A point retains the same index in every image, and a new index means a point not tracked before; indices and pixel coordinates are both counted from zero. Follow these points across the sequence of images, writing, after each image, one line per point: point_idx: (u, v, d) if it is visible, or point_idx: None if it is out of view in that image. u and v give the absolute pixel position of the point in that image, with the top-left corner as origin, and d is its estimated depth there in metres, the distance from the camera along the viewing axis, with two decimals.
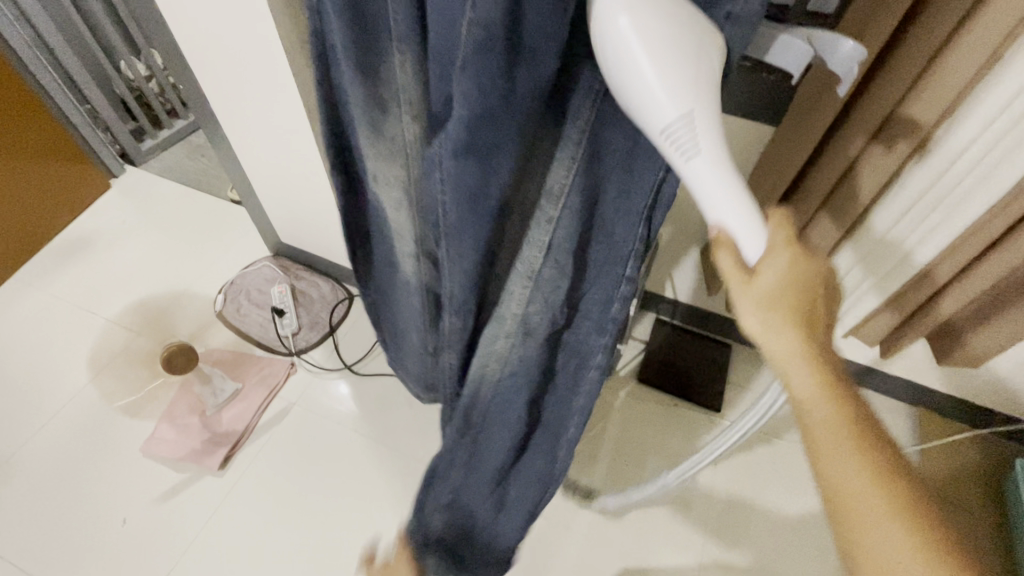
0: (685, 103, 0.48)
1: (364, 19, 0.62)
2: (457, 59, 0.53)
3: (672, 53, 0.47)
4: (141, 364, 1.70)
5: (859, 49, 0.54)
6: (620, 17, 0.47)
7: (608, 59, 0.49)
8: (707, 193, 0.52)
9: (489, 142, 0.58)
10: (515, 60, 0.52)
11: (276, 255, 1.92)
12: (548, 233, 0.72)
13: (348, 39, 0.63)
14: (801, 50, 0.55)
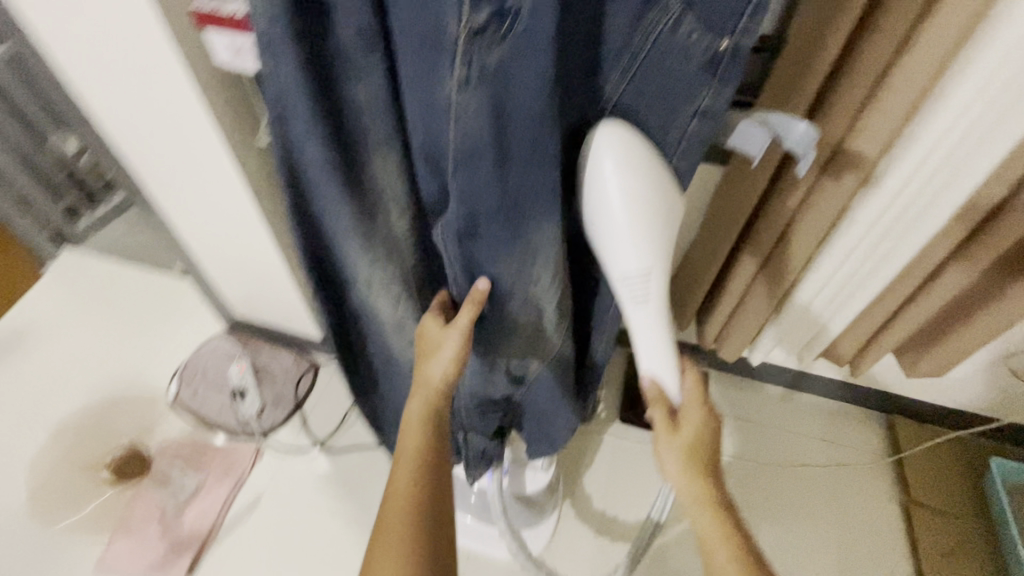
0: (642, 245, 0.66)
1: (343, 132, 0.66)
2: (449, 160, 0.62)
3: (642, 205, 0.64)
4: (88, 469, 1.55)
5: (813, 130, 0.65)
6: (611, 166, 0.62)
7: (595, 192, 0.65)
8: (641, 317, 0.74)
9: (488, 227, 0.67)
10: (503, 158, 0.60)
11: (232, 329, 1.79)
12: (542, 288, 0.78)
13: (329, 166, 0.66)
14: (760, 134, 0.67)
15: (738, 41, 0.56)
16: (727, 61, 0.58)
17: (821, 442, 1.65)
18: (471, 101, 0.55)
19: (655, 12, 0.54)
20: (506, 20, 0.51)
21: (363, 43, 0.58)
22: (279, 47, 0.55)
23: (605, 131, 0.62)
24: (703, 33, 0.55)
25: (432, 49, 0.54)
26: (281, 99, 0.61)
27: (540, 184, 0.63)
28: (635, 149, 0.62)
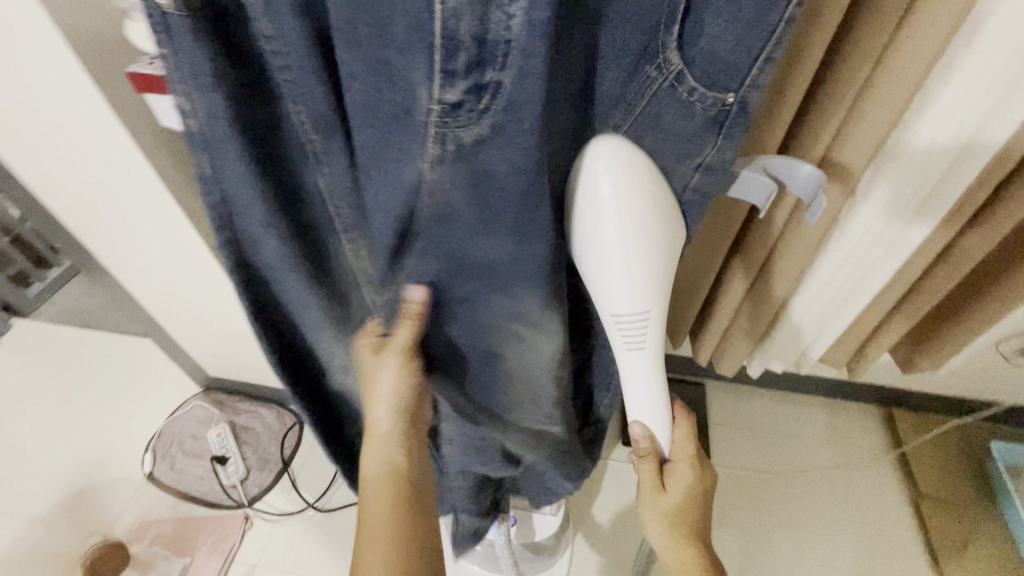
0: (638, 282, 0.56)
1: (292, 205, 0.61)
2: (429, 228, 0.55)
3: (642, 235, 0.54)
4: (58, 565, 1.42)
5: (817, 174, 0.59)
6: (608, 195, 0.53)
7: (588, 216, 0.54)
8: (637, 370, 0.62)
9: (463, 287, 0.63)
10: (475, 223, 0.54)
11: (207, 389, 1.66)
12: (529, 337, 0.70)
13: (291, 257, 0.63)
14: (766, 184, 0.61)
15: (747, 95, 0.50)
16: (734, 117, 0.52)
17: (825, 442, 1.58)
18: (438, 173, 0.49)
19: (656, 68, 0.51)
20: (487, 95, 0.45)
21: (316, 126, 0.53)
22: (215, 127, 0.50)
23: (602, 152, 0.53)
24: (705, 91, 0.50)
25: (387, 125, 0.49)
26: (215, 181, 0.55)
27: (513, 251, 0.57)
28: (639, 175, 0.53)
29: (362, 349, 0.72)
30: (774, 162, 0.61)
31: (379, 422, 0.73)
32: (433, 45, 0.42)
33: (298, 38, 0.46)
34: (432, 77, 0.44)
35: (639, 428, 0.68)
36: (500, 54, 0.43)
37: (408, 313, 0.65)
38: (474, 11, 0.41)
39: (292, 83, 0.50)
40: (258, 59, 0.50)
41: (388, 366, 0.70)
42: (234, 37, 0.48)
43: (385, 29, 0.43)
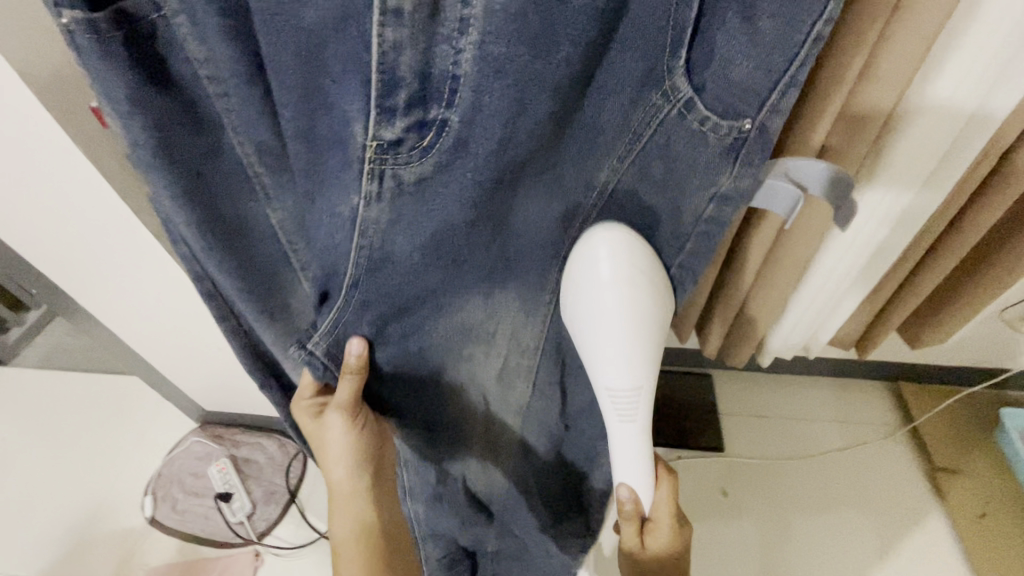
0: (637, 390, 0.40)
1: (259, 273, 0.45)
2: (372, 306, 0.36)
3: (646, 334, 0.40)
4: None
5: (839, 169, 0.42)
6: (607, 282, 0.39)
7: (581, 305, 0.40)
8: (625, 452, 0.43)
9: (428, 341, 0.42)
10: (436, 293, 0.37)
11: None
12: (504, 407, 0.54)
13: (251, 303, 0.45)
14: (790, 194, 0.44)
15: (766, 121, 0.36)
16: (751, 146, 0.37)
17: (834, 425, 1.17)
18: (379, 250, 0.32)
19: (659, 97, 0.35)
20: (431, 138, 0.29)
21: (265, 163, 0.40)
22: (144, 169, 0.36)
23: (604, 235, 0.39)
24: (718, 119, 0.36)
25: (308, 181, 0.33)
26: (175, 236, 0.41)
27: (480, 319, 0.42)
28: (641, 259, 0.40)
29: (298, 409, 0.49)
30: (793, 165, 0.44)
31: (340, 485, 0.51)
32: (368, 77, 0.26)
33: (224, 45, 0.33)
34: (368, 115, 0.27)
35: (626, 490, 0.44)
36: (447, 87, 0.28)
37: (343, 369, 0.39)
38: (415, 28, 0.25)
39: (232, 113, 0.37)
40: (182, 77, 0.35)
41: (332, 427, 0.47)
42: (153, 53, 0.33)
43: (314, 54, 0.28)
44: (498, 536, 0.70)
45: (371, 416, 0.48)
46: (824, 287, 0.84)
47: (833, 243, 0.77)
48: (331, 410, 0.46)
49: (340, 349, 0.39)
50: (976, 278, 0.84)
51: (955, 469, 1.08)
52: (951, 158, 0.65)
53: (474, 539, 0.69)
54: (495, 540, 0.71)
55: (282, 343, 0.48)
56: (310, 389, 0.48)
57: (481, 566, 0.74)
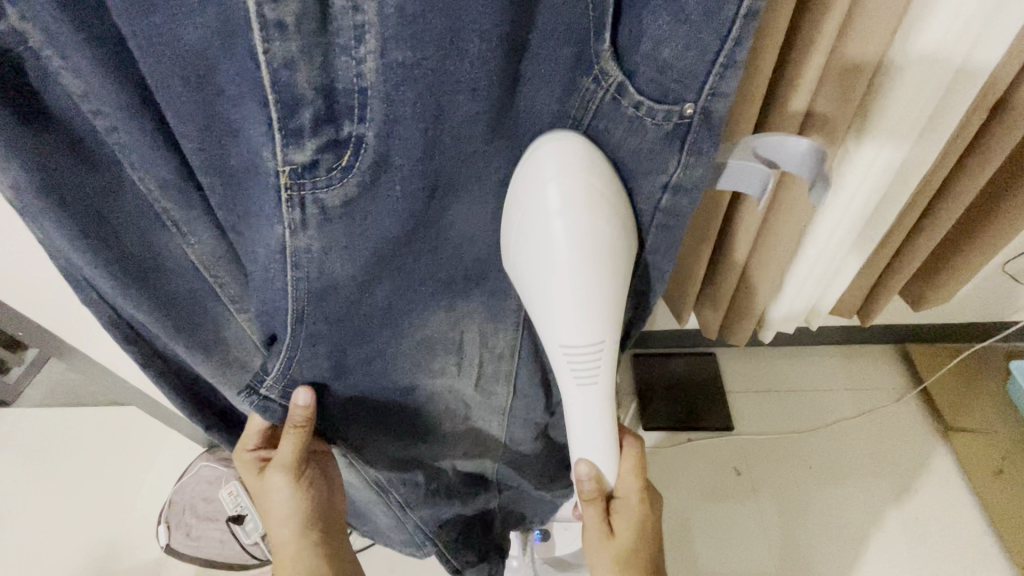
0: (597, 348, 0.33)
1: (181, 306, 0.40)
2: (324, 327, 0.34)
3: (606, 278, 0.32)
4: None
5: (818, 147, 0.37)
6: (555, 213, 0.31)
7: (526, 242, 0.32)
8: (584, 418, 0.38)
9: (385, 359, 0.39)
10: (393, 313, 0.36)
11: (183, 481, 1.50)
12: (487, 411, 0.50)
13: (162, 322, 0.39)
14: (761, 174, 0.40)
15: (709, 106, 0.31)
16: (697, 132, 0.32)
17: (845, 393, 1.15)
18: (319, 280, 0.31)
19: (587, 80, 0.30)
20: (350, 157, 0.26)
21: (172, 198, 0.34)
22: (29, 213, 0.31)
23: (551, 147, 0.31)
24: (655, 104, 0.31)
25: (232, 216, 0.31)
26: (81, 278, 0.36)
27: (444, 330, 0.40)
28: (599, 179, 0.31)
29: (240, 464, 0.48)
30: (765, 142, 0.39)
31: (285, 545, 0.47)
32: (265, 100, 0.24)
33: (102, 82, 0.28)
34: (274, 139, 0.25)
35: (584, 466, 0.41)
36: (355, 100, 0.25)
37: (289, 423, 0.39)
38: (307, 43, 0.23)
39: (125, 147, 0.31)
40: (57, 108, 0.29)
41: (274, 484, 0.46)
42: (21, 83, 0.27)
43: (204, 78, 0.25)
44: (496, 496, 0.64)
45: (313, 471, 0.48)
46: (822, 254, 0.81)
47: (828, 209, 0.74)
48: (274, 470, 0.45)
49: (288, 401, 0.38)
50: (980, 232, 0.81)
51: (968, 430, 1.06)
52: (942, 110, 0.63)
53: (477, 508, 0.65)
54: (499, 500, 0.65)
55: (226, 380, 0.46)
56: (255, 440, 0.48)
57: (497, 525, 0.70)
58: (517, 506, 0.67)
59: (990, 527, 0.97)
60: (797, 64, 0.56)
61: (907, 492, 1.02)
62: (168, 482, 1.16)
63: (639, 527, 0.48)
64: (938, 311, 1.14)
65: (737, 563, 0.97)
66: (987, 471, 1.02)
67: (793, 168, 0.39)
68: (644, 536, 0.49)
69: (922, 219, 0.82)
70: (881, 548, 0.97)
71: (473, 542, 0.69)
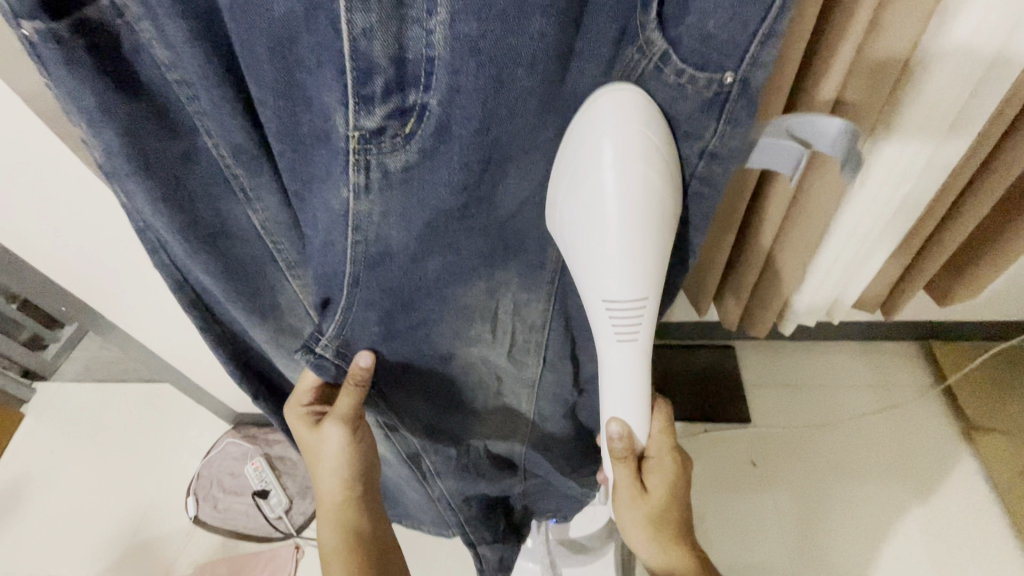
0: (640, 303, 0.35)
1: (245, 273, 0.42)
2: (377, 289, 0.36)
3: (654, 236, 0.33)
4: None
5: (849, 126, 0.38)
6: (609, 165, 0.32)
7: (578, 194, 0.33)
8: (622, 371, 0.39)
9: (425, 325, 0.41)
10: (438, 283, 0.38)
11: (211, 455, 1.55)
12: (517, 383, 0.52)
13: (223, 284, 0.41)
14: (795, 152, 0.41)
15: (749, 74, 0.31)
16: (734, 102, 0.33)
17: (867, 389, 1.15)
18: (375, 244, 0.33)
19: (632, 49, 0.32)
20: (414, 124, 0.28)
21: (242, 162, 0.36)
22: (119, 176, 0.33)
23: (608, 102, 0.32)
24: (696, 71, 0.32)
25: (295, 182, 0.33)
26: (152, 243, 0.39)
27: (482, 299, 0.42)
28: (653, 132, 0.32)
29: (294, 417, 0.49)
30: (798, 121, 0.40)
31: (330, 496, 0.50)
32: (342, 66, 0.26)
33: (190, 54, 0.30)
34: (347, 105, 0.27)
35: (616, 425, 0.43)
36: (423, 68, 0.27)
37: (348, 381, 0.42)
38: (384, 13, 0.25)
39: (205, 115, 0.33)
40: (152, 80, 0.31)
41: (330, 438, 0.47)
42: (114, 50, 0.30)
43: (285, 49, 0.27)
44: (523, 480, 0.66)
45: (365, 431, 0.49)
46: (846, 245, 0.81)
47: (856, 199, 0.74)
48: (330, 422, 0.47)
49: (347, 361, 0.41)
50: (1009, 225, 0.80)
51: (993, 429, 1.05)
52: (974, 101, 0.63)
53: (503, 492, 0.66)
54: (523, 484, 0.67)
55: (279, 345, 0.49)
56: (310, 395, 0.49)
57: (517, 508, 0.71)
58: (538, 492, 0.69)
59: (1010, 525, 0.96)
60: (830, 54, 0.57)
61: (931, 491, 1.01)
62: (196, 455, 1.20)
63: (668, 488, 0.49)
64: (968, 307, 1.11)
65: (751, 549, 0.99)
66: (1009, 470, 1.00)
67: (825, 148, 0.40)
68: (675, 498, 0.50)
69: (951, 211, 0.81)
70: (900, 546, 0.97)
71: (495, 526, 0.69)
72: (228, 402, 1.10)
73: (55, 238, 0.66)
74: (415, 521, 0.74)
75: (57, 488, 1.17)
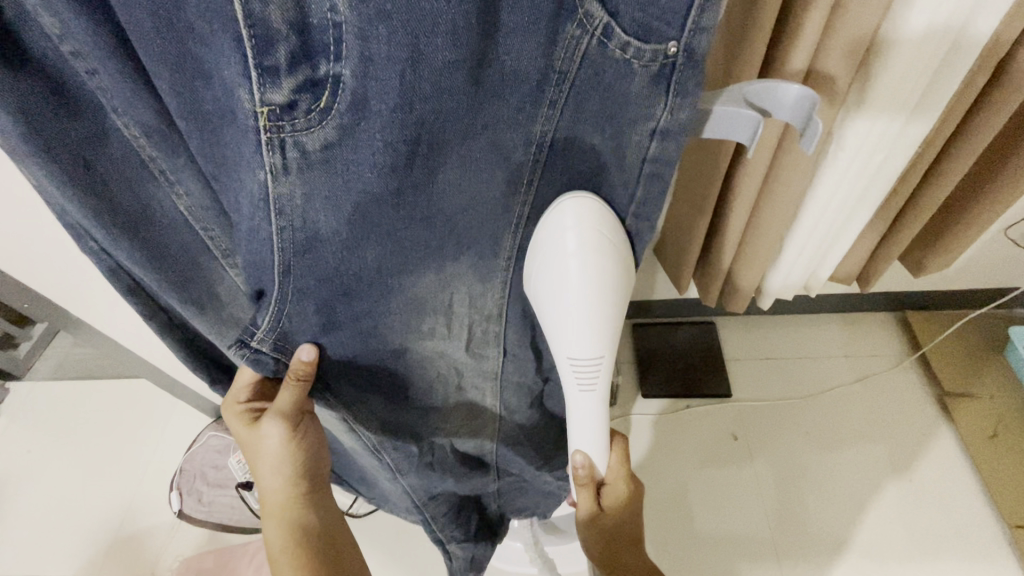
0: (599, 360, 0.38)
1: (176, 263, 0.41)
2: (315, 273, 0.34)
3: (609, 305, 0.37)
4: None
5: (809, 92, 0.37)
6: (571, 253, 0.36)
7: (543, 279, 0.37)
8: (585, 422, 0.41)
9: (368, 314, 0.39)
10: (380, 274, 0.36)
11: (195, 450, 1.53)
12: (479, 376, 0.51)
13: (150, 268, 0.39)
14: (753, 123, 0.39)
15: (694, 42, 0.30)
16: (682, 73, 0.31)
17: (843, 359, 1.16)
18: (302, 230, 0.31)
19: (571, 24, 0.29)
20: (328, 98, 0.27)
21: (156, 144, 0.35)
22: (22, 159, 0.31)
23: (572, 203, 0.37)
24: (641, 44, 0.30)
25: (210, 163, 0.32)
26: (75, 229, 0.37)
27: (434, 292, 0.41)
28: (607, 223, 0.37)
29: (232, 415, 0.50)
30: (756, 89, 0.38)
31: (274, 495, 0.50)
32: (238, 34, 0.24)
33: (82, 31, 0.28)
34: (250, 79, 0.25)
35: (581, 456, 0.43)
36: (330, 35, 0.25)
37: (289, 375, 0.41)
38: None
39: (108, 91, 0.31)
40: (45, 52, 0.29)
41: (270, 434, 0.47)
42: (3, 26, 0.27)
43: (176, 13, 0.26)
44: (497, 478, 0.66)
45: (308, 426, 0.49)
46: (818, 221, 0.80)
47: (826, 174, 0.73)
48: (269, 417, 0.47)
49: (289, 356, 0.40)
50: (976, 193, 0.80)
51: (965, 395, 1.07)
52: (942, 74, 0.62)
53: (475, 490, 0.65)
54: (496, 483, 0.67)
55: (219, 334, 0.46)
56: (246, 393, 0.49)
57: (491, 507, 0.71)
58: (513, 487, 0.69)
59: (980, 489, 0.99)
60: (795, 30, 0.56)
61: (907, 468, 1.02)
62: (177, 451, 1.18)
63: (626, 505, 0.49)
64: (940, 277, 1.13)
65: (729, 526, 0.99)
66: (980, 436, 1.02)
67: (784, 116, 0.39)
68: (626, 517, 0.50)
69: (921, 182, 0.81)
70: (877, 517, 0.98)
71: (467, 526, 0.68)
72: (206, 398, 1.09)
73: (6, 230, 0.63)
74: (390, 511, 0.74)
75: (32, 490, 1.14)
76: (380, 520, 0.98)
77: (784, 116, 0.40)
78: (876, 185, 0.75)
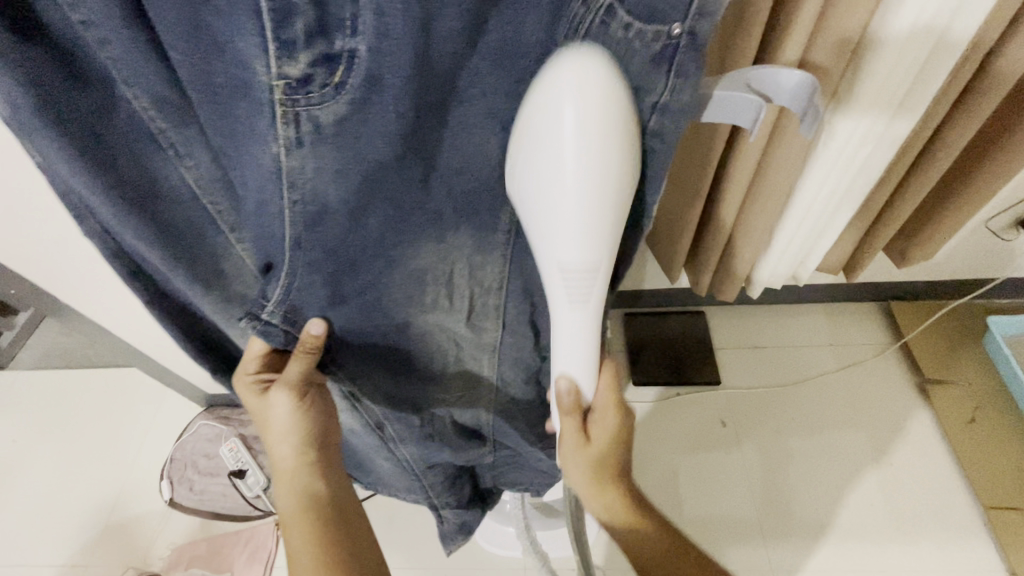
0: (592, 271, 0.35)
1: (182, 237, 0.41)
2: (323, 241, 0.34)
3: (609, 211, 0.33)
4: None
5: (809, 78, 0.38)
6: (569, 138, 0.30)
7: (536, 169, 0.32)
8: (571, 337, 0.40)
9: (368, 280, 0.39)
10: (387, 249, 0.38)
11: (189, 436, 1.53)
12: (477, 349, 0.52)
13: (152, 240, 0.39)
14: (755, 105, 0.40)
15: (696, 25, 0.30)
16: (683, 56, 0.31)
17: (831, 349, 1.19)
18: (312, 203, 0.32)
19: (576, 3, 0.30)
20: (342, 73, 0.27)
21: (167, 116, 0.34)
22: (27, 131, 0.31)
23: (573, 69, 0.29)
24: (643, 25, 0.30)
25: (220, 138, 0.32)
26: (76, 205, 0.37)
27: (433, 263, 0.41)
28: (616, 103, 0.30)
29: (242, 385, 0.50)
30: (758, 74, 0.39)
31: (283, 461, 0.51)
32: (257, 8, 0.25)
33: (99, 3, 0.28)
34: (268, 51, 0.26)
35: (565, 382, 0.44)
36: (347, 10, 0.26)
37: (298, 348, 0.41)
38: None
39: (118, 62, 0.31)
40: (53, 21, 0.30)
41: (278, 405, 0.48)
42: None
43: None
44: (493, 451, 0.66)
45: (316, 396, 0.50)
46: (810, 210, 0.81)
47: (815, 165, 0.74)
48: (277, 388, 0.47)
49: (299, 330, 0.40)
50: (958, 185, 0.83)
51: (945, 381, 1.11)
52: (933, 68, 0.63)
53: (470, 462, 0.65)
54: (492, 457, 0.67)
55: (224, 314, 0.48)
56: (256, 363, 0.49)
57: (485, 479, 0.72)
58: (508, 464, 0.69)
59: (960, 472, 1.01)
60: (791, 23, 0.57)
61: (888, 453, 1.05)
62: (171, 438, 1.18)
63: (613, 436, 0.49)
64: (925, 268, 1.15)
65: (718, 506, 1.02)
66: (959, 421, 1.06)
67: (784, 100, 0.40)
68: (615, 444, 0.50)
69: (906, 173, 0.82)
70: (859, 498, 1.01)
71: (460, 494, 0.70)
72: (202, 386, 1.09)
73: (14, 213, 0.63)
74: (387, 490, 0.74)
75: (27, 475, 1.14)
76: (376, 505, 1.00)
77: (783, 103, 0.40)
78: (866, 177, 0.76)
